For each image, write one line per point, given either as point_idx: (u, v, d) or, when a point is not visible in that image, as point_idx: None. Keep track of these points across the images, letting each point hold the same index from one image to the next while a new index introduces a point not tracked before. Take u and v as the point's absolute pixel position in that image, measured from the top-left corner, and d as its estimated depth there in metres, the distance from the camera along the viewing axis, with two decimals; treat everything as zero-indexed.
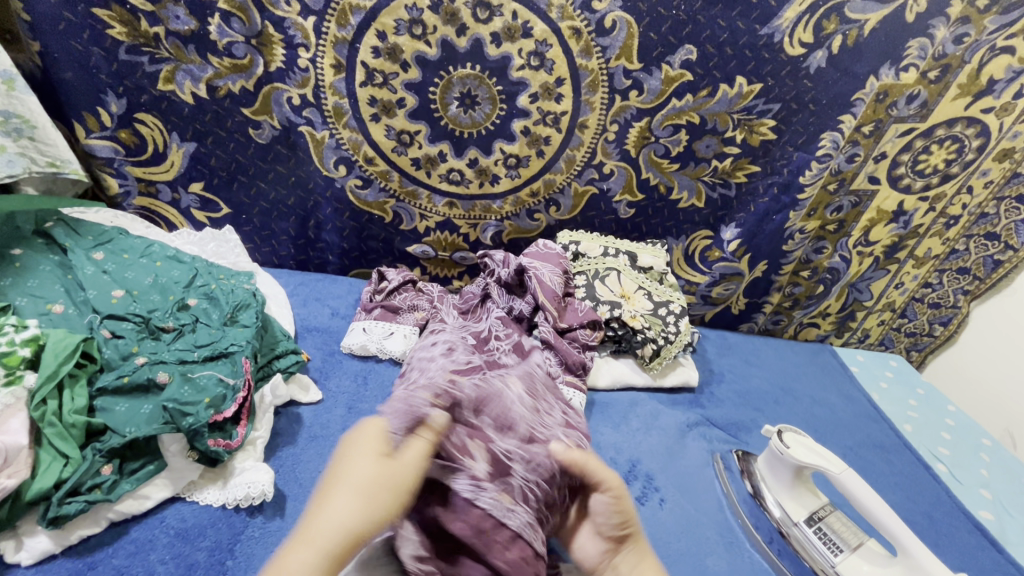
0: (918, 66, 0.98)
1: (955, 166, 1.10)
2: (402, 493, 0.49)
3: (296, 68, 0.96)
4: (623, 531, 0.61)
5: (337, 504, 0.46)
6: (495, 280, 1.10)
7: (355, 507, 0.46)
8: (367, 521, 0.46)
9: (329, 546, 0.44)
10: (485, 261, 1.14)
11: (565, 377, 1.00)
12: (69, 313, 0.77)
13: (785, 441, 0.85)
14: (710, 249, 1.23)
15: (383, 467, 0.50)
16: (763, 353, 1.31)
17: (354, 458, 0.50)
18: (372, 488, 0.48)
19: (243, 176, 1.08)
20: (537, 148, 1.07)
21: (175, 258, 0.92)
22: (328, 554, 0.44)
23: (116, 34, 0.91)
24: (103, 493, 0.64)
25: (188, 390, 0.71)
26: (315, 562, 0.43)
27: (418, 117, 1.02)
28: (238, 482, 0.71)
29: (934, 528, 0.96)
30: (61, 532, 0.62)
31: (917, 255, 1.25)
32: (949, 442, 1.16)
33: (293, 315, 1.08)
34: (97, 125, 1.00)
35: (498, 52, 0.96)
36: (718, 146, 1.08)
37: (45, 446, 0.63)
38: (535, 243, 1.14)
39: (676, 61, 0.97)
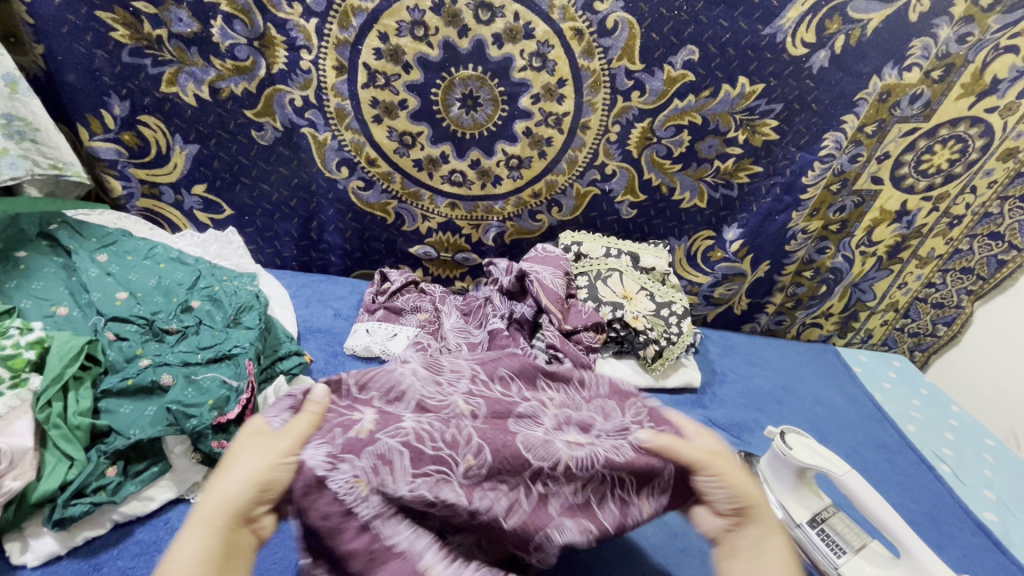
0: (921, 66, 0.98)
1: (959, 166, 1.10)
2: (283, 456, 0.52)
3: (298, 70, 0.96)
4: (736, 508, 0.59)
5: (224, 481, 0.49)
6: (498, 291, 1.10)
7: (239, 477, 0.49)
8: (245, 485, 0.49)
9: (210, 514, 0.47)
10: (490, 270, 1.15)
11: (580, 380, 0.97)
12: (74, 315, 0.78)
13: (788, 443, 0.85)
14: (712, 249, 1.23)
15: (260, 441, 0.53)
16: (766, 353, 1.31)
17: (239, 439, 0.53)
18: (255, 455, 0.51)
19: (246, 177, 1.08)
20: (539, 149, 1.07)
21: (178, 260, 0.93)
22: (213, 518, 0.47)
23: (119, 36, 0.91)
24: (108, 495, 0.64)
25: (191, 392, 0.71)
26: (205, 532, 0.46)
27: (420, 118, 1.02)
28: None
29: (938, 529, 0.96)
30: (66, 534, 0.62)
31: (920, 255, 1.25)
32: (952, 443, 1.16)
33: (296, 316, 1.08)
34: (100, 127, 1.00)
35: (500, 53, 0.96)
36: (720, 146, 1.07)
37: (50, 448, 0.63)
38: (534, 249, 1.14)
39: (678, 61, 0.97)
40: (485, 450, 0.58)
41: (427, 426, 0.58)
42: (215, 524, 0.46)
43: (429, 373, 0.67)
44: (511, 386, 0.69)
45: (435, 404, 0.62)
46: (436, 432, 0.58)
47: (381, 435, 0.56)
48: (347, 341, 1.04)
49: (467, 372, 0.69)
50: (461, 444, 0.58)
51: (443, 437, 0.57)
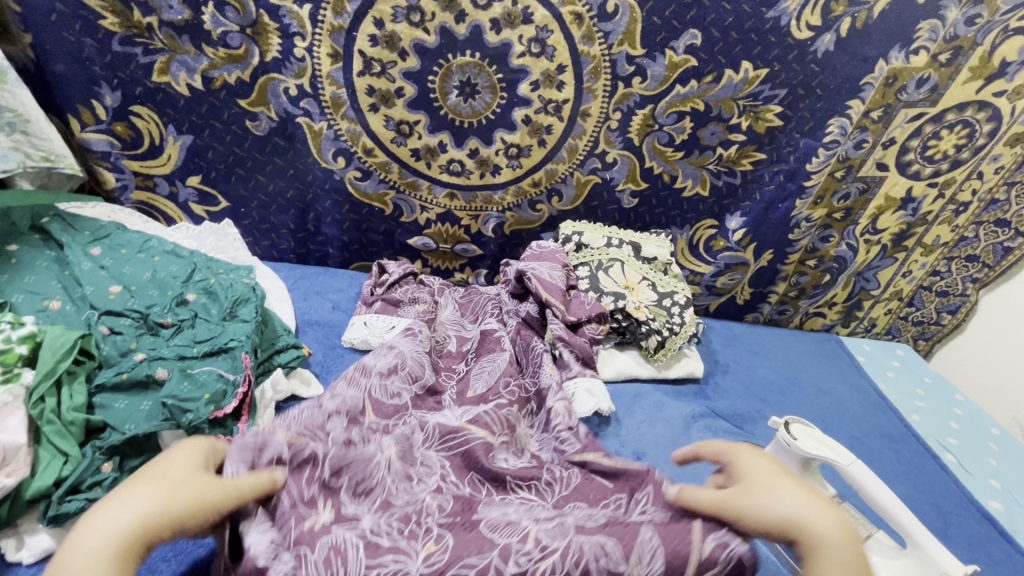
0: (929, 49, 0.96)
1: (966, 152, 1.08)
2: (209, 499, 0.51)
3: (292, 58, 0.94)
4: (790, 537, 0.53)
5: (132, 495, 0.48)
6: (507, 295, 1.10)
7: (154, 497, 0.48)
8: (164, 508, 0.48)
9: (121, 529, 0.46)
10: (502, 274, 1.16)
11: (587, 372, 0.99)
12: (67, 309, 0.76)
13: (792, 433, 0.83)
14: (714, 239, 1.21)
15: (194, 473, 0.53)
16: (767, 342, 1.30)
17: (173, 464, 0.53)
18: (178, 484, 0.50)
19: (241, 169, 1.07)
20: (539, 138, 1.05)
21: (173, 252, 0.91)
22: (123, 534, 0.46)
23: (109, 24, 0.89)
24: (104, 491, 0.62)
25: (187, 386, 0.70)
26: (107, 543, 0.45)
27: (417, 106, 1.00)
28: None
29: (944, 519, 0.95)
30: (63, 530, 0.61)
31: (926, 243, 1.23)
32: (957, 432, 1.15)
33: (294, 308, 1.07)
34: (92, 119, 0.98)
35: (498, 38, 0.94)
36: (723, 133, 1.06)
37: (43, 444, 0.62)
38: (532, 246, 1.13)
39: (680, 46, 0.95)
40: (447, 535, 0.60)
41: (385, 524, 0.61)
42: (119, 537, 0.45)
43: (401, 467, 0.70)
44: (482, 488, 0.71)
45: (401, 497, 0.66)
46: (395, 529, 0.61)
47: (337, 529, 0.59)
48: (345, 333, 1.03)
49: (437, 468, 0.72)
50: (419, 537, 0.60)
51: (403, 532, 0.60)
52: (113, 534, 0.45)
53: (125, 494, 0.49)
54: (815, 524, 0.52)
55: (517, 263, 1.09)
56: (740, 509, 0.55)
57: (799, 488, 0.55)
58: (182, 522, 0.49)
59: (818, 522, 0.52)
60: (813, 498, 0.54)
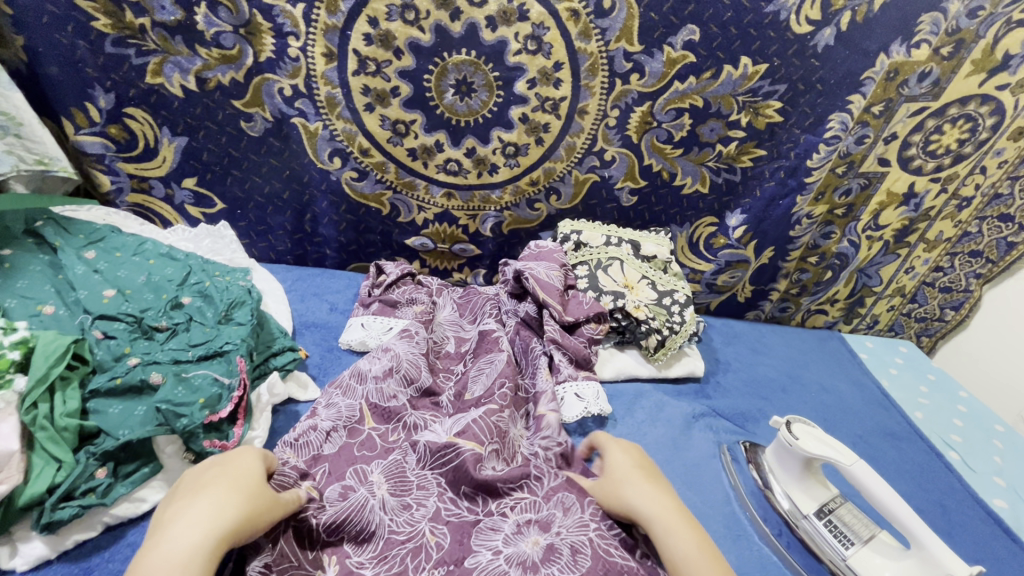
0: (930, 42, 0.95)
1: (968, 146, 1.07)
2: (270, 506, 0.59)
3: (286, 58, 0.93)
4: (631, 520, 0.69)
5: (215, 497, 0.54)
6: (506, 294, 1.08)
7: (236, 502, 0.55)
8: (243, 514, 0.55)
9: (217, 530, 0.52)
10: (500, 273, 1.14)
11: (581, 373, 0.99)
12: (60, 314, 0.76)
13: (794, 433, 0.83)
14: (714, 236, 1.20)
15: (256, 480, 0.60)
16: (769, 340, 1.29)
17: (235, 471, 0.59)
18: (251, 491, 0.57)
19: (236, 170, 1.06)
20: (536, 136, 1.04)
21: (168, 255, 0.90)
22: (216, 534, 0.52)
23: (102, 26, 0.88)
24: (98, 497, 0.62)
25: (182, 391, 0.69)
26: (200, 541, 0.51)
27: (413, 106, 0.99)
28: None
29: (948, 518, 0.94)
30: (57, 536, 0.61)
31: (928, 238, 1.22)
32: (961, 429, 1.14)
33: (292, 310, 1.06)
34: (86, 121, 0.98)
35: (493, 36, 0.93)
36: (723, 129, 1.04)
37: (37, 450, 0.61)
38: (530, 245, 1.12)
39: (678, 42, 0.94)
40: None
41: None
42: (211, 537, 0.51)
43: (396, 504, 0.71)
44: (477, 499, 0.73)
45: (403, 529, 0.69)
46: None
47: None
48: (342, 335, 1.03)
49: (433, 489, 0.73)
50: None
51: None
52: (206, 532, 0.51)
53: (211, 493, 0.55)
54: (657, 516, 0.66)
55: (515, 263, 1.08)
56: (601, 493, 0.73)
57: (642, 483, 0.70)
58: (254, 528, 0.56)
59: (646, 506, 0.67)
60: (652, 488, 0.69)
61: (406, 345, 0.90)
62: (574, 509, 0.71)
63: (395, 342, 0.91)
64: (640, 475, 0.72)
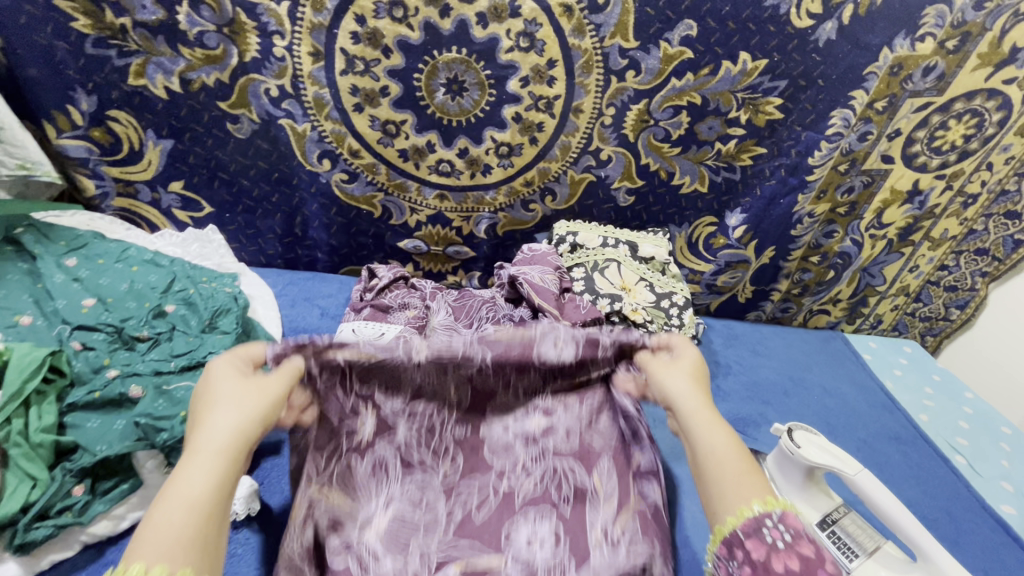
0: (936, 36, 0.92)
1: (975, 142, 1.04)
2: (273, 401, 0.53)
3: (271, 58, 0.90)
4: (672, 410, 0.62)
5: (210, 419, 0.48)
6: (502, 298, 1.06)
7: (234, 416, 0.49)
8: (247, 423, 0.49)
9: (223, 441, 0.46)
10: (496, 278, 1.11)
11: None
12: (38, 325, 0.74)
13: (795, 441, 0.80)
14: (714, 236, 1.18)
15: (244, 386, 0.53)
16: (770, 342, 1.26)
17: (218, 386, 0.52)
18: (242, 399, 0.51)
19: (224, 173, 1.04)
20: (530, 136, 1.02)
21: (152, 262, 0.88)
22: (226, 450, 0.46)
23: (81, 27, 0.86)
24: (74, 516, 0.60)
25: (162, 404, 0.68)
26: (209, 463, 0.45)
27: (403, 106, 0.97)
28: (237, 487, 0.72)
29: (955, 525, 0.92)
30: (31, 557, 0.59)
31: (933, 236, 1.19)
32: (967, 432, 1.11)
33: (281, 316, 1.04)
34: (68, 124, 0.95)
35: (485, 33, 0.90)
36: (721, 127, 1.02)
37: (11, 468, 0.59)
38: (525, 248, 1.09)
39: (675, 37, 0.91)
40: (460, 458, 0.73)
41: (414, 436, 0.72)
42: (218, 458, 0.45)
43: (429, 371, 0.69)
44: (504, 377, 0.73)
45: (428, 392, 0.71)
46: (423, 441, 0.72)
47: (377, 444, 0.69)
48: None
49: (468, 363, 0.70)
50: (439, 453, 0.73)
51: (428, 450, 0.72)
52: (213, 452, 0.46)
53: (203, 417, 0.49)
54: (694, 402, 0.60)
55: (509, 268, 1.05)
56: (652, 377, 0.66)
57: (694, 385, 0.62)
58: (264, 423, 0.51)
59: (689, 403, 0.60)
60: (699, 392, 0.62)
61: None
62: (572, 401, 0.76)
63: None
64: (695, 378, 0.64)
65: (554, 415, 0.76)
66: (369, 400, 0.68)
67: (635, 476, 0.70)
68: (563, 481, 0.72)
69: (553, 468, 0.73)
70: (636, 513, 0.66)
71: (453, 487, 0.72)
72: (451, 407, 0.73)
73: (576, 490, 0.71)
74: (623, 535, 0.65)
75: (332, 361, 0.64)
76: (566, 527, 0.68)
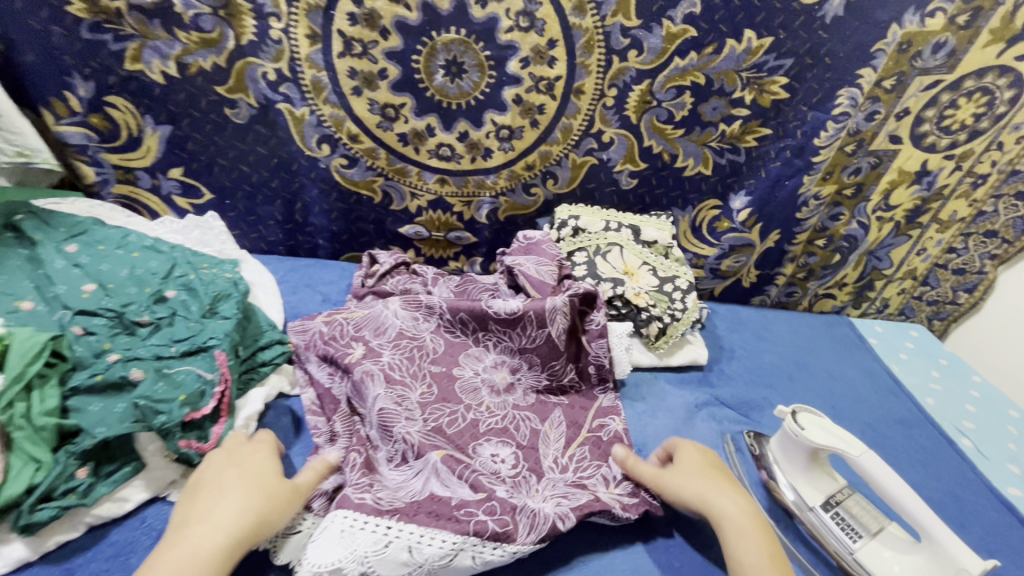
0: (946, 11, 0.89)
1: (985, 121, 1.02)
2: (292, 501, 0.64)
3: (268, 41, 0.89)
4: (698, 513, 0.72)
5: (238, 501, 0.60)
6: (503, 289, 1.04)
7: (258, 508, 0.60)
8: (260, 519, 0.60)
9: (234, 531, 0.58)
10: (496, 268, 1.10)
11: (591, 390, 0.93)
12: (39, 310, 0.74)
13: (799, 423, 0.80)
14: (718, 220, 1.16)
15: (275, 481, 0.64)
16: (775, 326, 1.25)
17: (254, 476, 0.64)
18: (271, 493, 0.62)
19: (223, 159, 1.03)
20: (531, 118, 1.00)
21: (153, 248, 0.88)
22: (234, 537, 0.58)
23: (76, 10, 0.85)
24: (78, 497, 0.61)
25: (163, 387, 0.68)
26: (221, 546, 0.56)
27: (402, 89, 0.96)
28: None
29: (960, 507, 0.91)
30: (37, 538, 0.61)
31: (941, 219, 1.18)
32: (974, 416, 1.10)
33: (283, 302, 1.04)
34: (66, 111, 0.95)
35: (484, 13, 0.88)
36: (726, 108, 1.00)
37: (15, 451, 0.60)
38: (519, 237, 1.07)
39: (678, 15, 0.90)
40: (434, 386, 0.84)
41: (398, 360, 0.85)
42: (226, 540, 0.57)
43: (408, 320, 0.91)
44: (469, 325, 0.91)
45: (411, 333, 0.89)
46: (405, 365, 0.85)
47: (366, 362, 0.83)
48: None
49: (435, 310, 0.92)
50: (419, 376, 0.84)
51: (407, 370, 0.84)
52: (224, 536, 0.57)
53: (231, 497, 0.60)
54: (710, 501, 0.71)
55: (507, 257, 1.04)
56: (664, 483, 0.75)
57: (699, 480, 0.73)
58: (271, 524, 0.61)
59: (722, 504, 0.70)
60: (714, 486, 0.72)
61: (384, 337, 0.88)
62: (536, 365, 0.90)
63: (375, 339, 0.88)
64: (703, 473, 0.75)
65: (519, 370, 0.91)
66: (362, 339, 0.88)
67: (595, 414, 0.90)
68: (523, 422, 0.85)
69: (515, 411, 0.86)
70: (582, 443, 0.84)
71: (428, 403, 0.81)
72: (431, 342, 0.90)
73: (534, 433, 0.84)
74: (573, 462, 0.82)
75: (337, 319, 0.90)
76: (523, 453, 0.81)
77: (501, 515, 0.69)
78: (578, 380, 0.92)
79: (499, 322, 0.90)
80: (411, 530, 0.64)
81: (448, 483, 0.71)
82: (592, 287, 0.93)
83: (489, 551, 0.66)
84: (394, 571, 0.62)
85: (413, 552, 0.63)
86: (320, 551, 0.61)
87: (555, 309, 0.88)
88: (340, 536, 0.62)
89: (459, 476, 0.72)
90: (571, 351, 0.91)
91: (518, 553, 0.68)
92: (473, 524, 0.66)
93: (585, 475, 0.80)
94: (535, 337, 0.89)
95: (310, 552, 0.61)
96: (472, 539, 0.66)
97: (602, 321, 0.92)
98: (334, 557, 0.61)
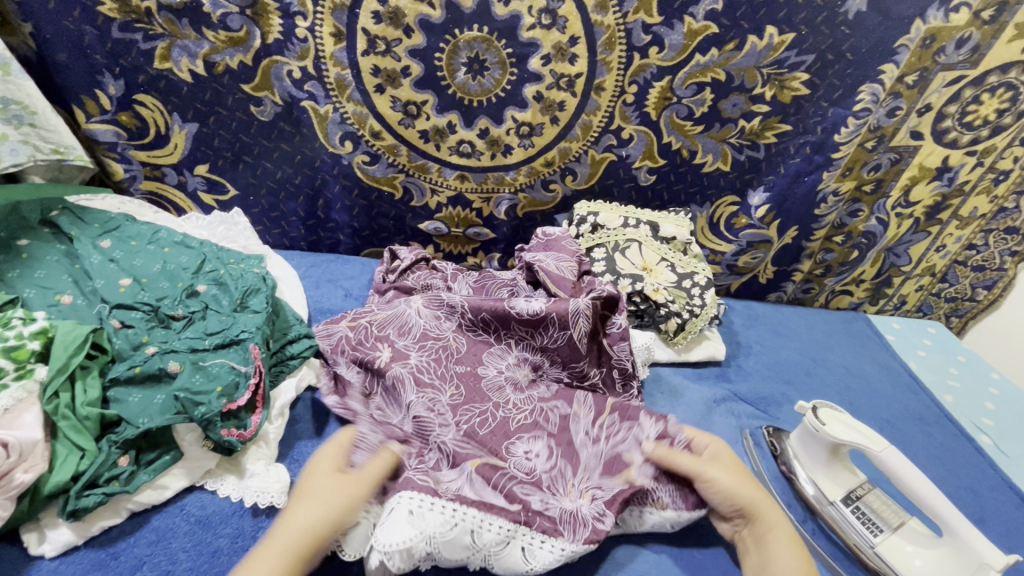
0: (970, 6, 0.89)
1: (1008, 116, 1.01)
2: (352, 498, 0.66)
3: (294, 39, 0.91)
4: (738, 512, 0.73)
5: (297, 510, 0.64)
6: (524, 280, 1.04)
7: (315, 510, 0.64)
8: (319, 519, 0.63)
9: (297, 539, 0.61)
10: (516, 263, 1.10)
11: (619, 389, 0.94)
12: (78, 303, 0.77)
13: (820, 418, 0.81)
14: (736, 216, 1.16)
15: (335, 481, 0.68)
16: (792, 322, 1.25)
17: (313, 480, 0.68)
18: (325, 496, 0.65)
19: (248, 156, 1.05)
20: (551, 115, 1.01)
21: (183, 244, 0.90)
22: (298, 543, 0.61)
23: (107, 10, 0.87)
24: (121, 485, 0.64)
25: (199, 379, 0.70)
26: (287, 551, 0.60)
27: (424, 86, 0.97)
28: (253, 482, 0.71)
29: (980, 503, 0.92)
30: (82, 524, 0.63)
31: (961, 215, 1.17)
32: (992, 412, 1.10)
33: (307, 297, 1.06)
34: (97, 108, 0.97)
35: (506, 11, 0.89)
36: (746, 104, 1.00)
37: (60, 439, 0.64)
38: (537, 232, 1.08)
39: (700, 12, 0.90)
40: (461, 387, 0.86)
41: (424, 362, 0.86)
42: (293, 547, 0.61)
43: (430, 319, 0.93)
44: (493, 327, 0.93)
45: (434, 334, 0.91)
46: (433, 367, 0.86)
47: (395, 366, 0.85)
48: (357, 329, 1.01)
49: (457, 308, 0.93)
50: (447, 378, 0.86)
51: (435, 373, 0.86)
52: (289, 543, 0.61)
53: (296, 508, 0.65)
54: (763, 506, 0.72)
55: (527, 252, 1.05)
56: (709, 473, 0.74)
57: (748, 481, 0.75)
58: (333, 525, 0.64)
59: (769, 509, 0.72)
60: (760, 489, 0.75)
61: (408, 337, 0.89)
62: (558, 364, 0.92)
63: (399, 338, 0.89)
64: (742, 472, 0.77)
65: (541, 368, 0.93)
66: (387, 342, 0.89)
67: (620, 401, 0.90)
68: (551, 412, 0.86)
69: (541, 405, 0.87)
70: (612, 411, 0.85)
71: (458, 406, 0.83)
72: (456, 342, 0.91)
73: (563, 420, 0.85)
74: (605, 430, 0.83)
75: (359, 322, 0.91)
76: (556, 445, 0.81)
77: (542, 521, 0.69)
78: (602, 384, 0.93)
79: (525, 322, 0.90)
80: (474, 514, 0.66)
81: (480, 489, 0.70)
82: (615, 291, 0.95)
83: (539, 546, 0.68)
84: (457, 552, 0.64)
85: (475, 536, 0.65)
86: (389, 532, 0.62)
87: (578, 311, 0.88)
88: (409, 516, 0.63)
89: (495, 488, 0.71)
90: (593, 354, 0.92)
91: (567, 551, 0.68)
92: (524, 514, 0.69)
93: (619, 442, 0.81)
94: (556, 339, 0.90)
95: (379, 534, 0.62)
96: (524, 529, 0.68)
97: (623, 324, 0.94)
98: (404, 536, 0.61)
